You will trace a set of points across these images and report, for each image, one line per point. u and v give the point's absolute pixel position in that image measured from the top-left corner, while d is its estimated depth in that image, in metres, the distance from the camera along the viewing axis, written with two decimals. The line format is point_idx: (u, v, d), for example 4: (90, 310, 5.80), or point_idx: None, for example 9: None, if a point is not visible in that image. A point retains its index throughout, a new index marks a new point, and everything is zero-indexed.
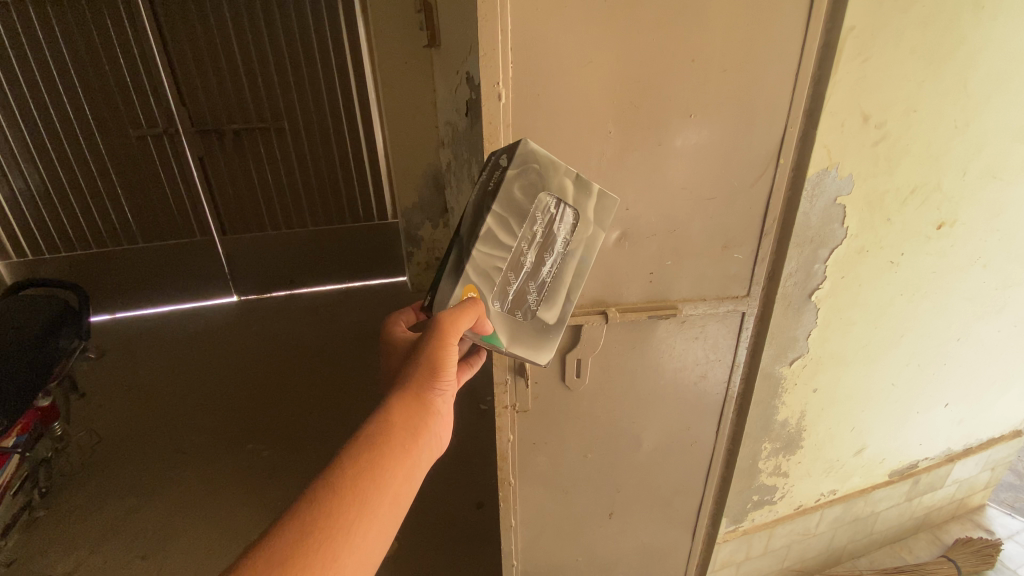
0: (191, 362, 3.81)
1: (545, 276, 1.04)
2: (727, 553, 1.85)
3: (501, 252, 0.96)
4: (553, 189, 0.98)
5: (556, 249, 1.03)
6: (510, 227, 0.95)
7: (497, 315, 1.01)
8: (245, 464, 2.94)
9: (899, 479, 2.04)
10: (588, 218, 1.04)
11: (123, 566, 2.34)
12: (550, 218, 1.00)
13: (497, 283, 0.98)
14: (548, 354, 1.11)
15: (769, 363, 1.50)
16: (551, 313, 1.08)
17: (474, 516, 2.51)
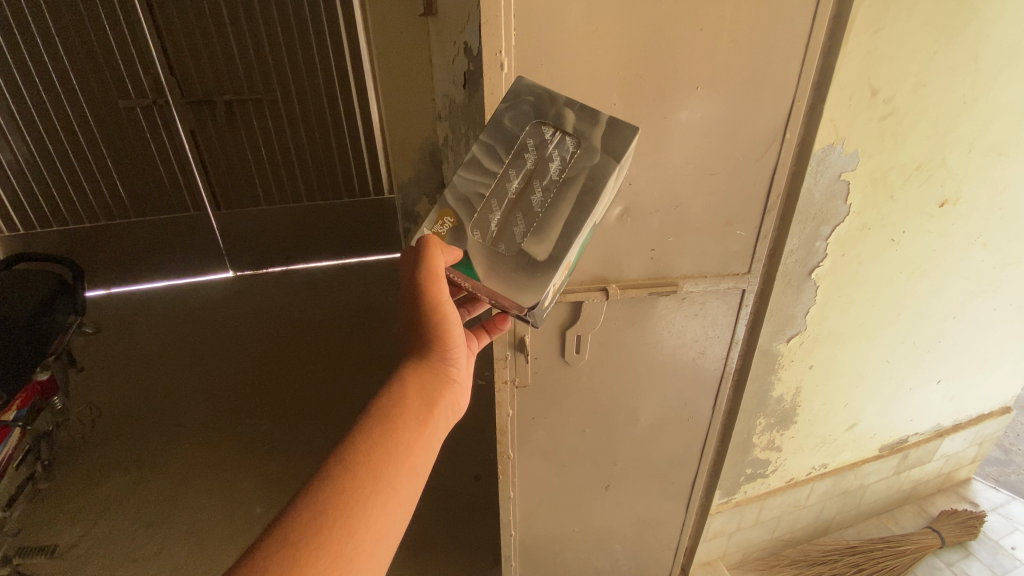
0: (188, 336, 3.81)
1: (536, 207, 0.92)
2: (719, 524, 1.88)
3: (479, 180, 0.93)
4: (552, 114, 0.91)
5: (551, 179, 0.91)
6: (490, 153, 0.93)
7: (474, 246, 0.94)
8: (245, 436, 3.00)
9: (889, 453, 2.09)
10: (595, 143, 0.90)
11: (130, 535, 2.46)
12: (543, 143, 0.91)
13: (479, 215, 0.94)
14: (532, 296, 0.92)
15: (768, 339, 1.50)
16: (540, 249, 0.92)
17: (473, 487, 2.58)
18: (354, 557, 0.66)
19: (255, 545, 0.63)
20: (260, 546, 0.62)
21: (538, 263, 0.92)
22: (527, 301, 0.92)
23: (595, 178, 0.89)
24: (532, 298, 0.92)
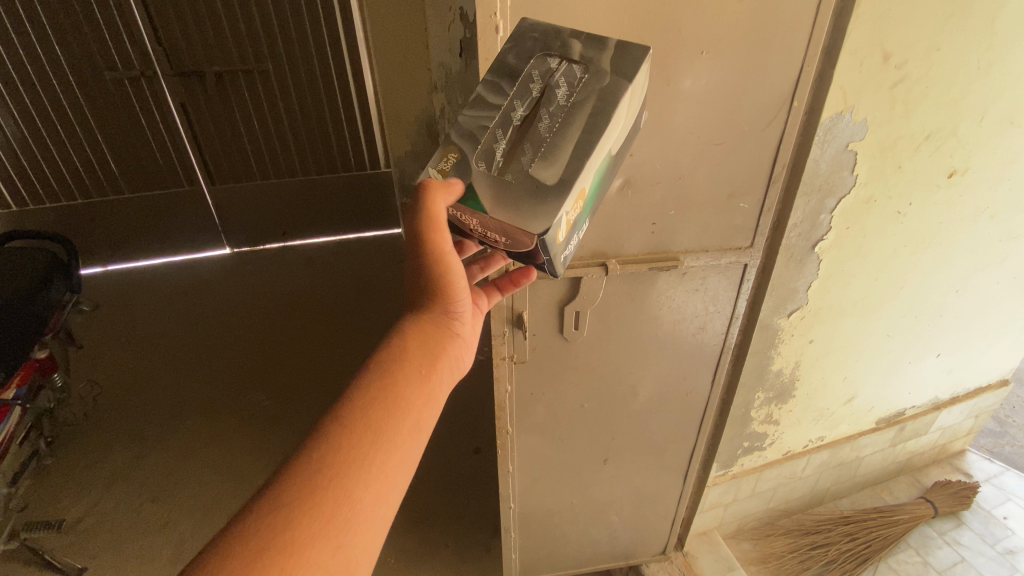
0: (186, 313, 3.81)
1: (542, 133, 0.85)
2: (716, 495, 1.91)
3: (484, 113, 0.88)
4: (555, 49, 0.88)
5: (559, 99, 0.85)
6: (495, 89, 0.89)
7: (480, 177, 0.85)
8: (246, 413, 3.05)
9: (886, 425, 2.10)
10: (603, 67, 0.85)
11: (136, 509, 2.56)
12: (549, 73, 0.87)
13: (483, 146, 0.87)
14: (543, 220, 0.80)
15: (768, 314, 1.49)
16: (548, 172, 0.83)
17: (473, 460, 2.63)
18: (352, 515, 0.67)
19: (252, 504, 0.64)
20: (257, 505, 0.64)
21: (547, 186, 0.82)
22: (537, 226, 0.80)
23: (606, 99, 0.84)
24: (543, 223, 0.80)
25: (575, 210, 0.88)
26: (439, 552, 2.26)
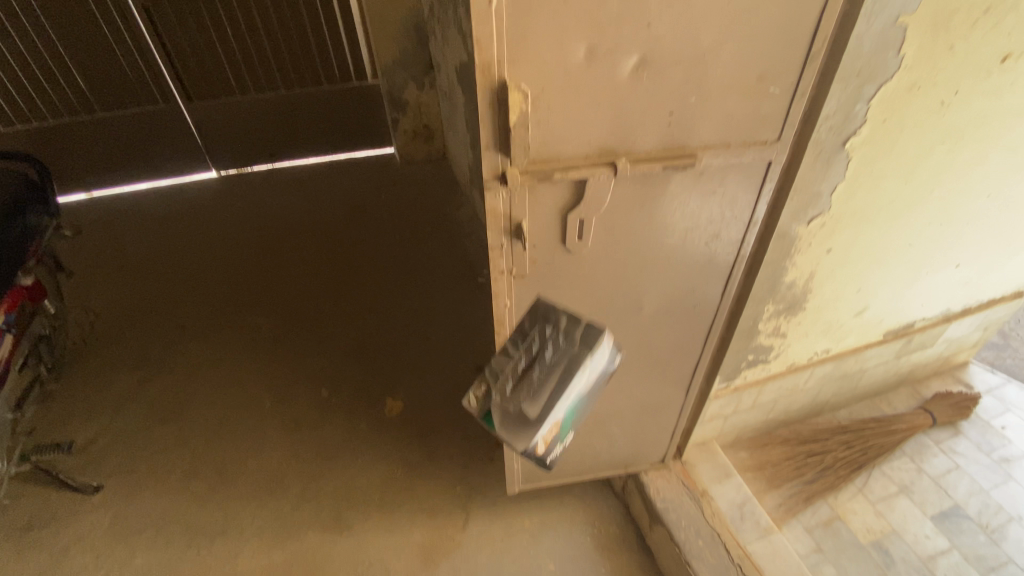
0: (177, 238, 3.71)
1: (532, 395, 1.15)
2: (716, 407, 1.91)
3: (499, 359, 1.20)
4: (549, 318, 1.21)
5: (542, 362, 1.17)
6: (506, 348, 1.21)
7: (494, 406, 1.16)
8: (248, 337, 3.06)
9: (893, 338, 2.07)
10: (575, 344, 1.16)
11: (147, 428, 2.63)
12: (543, 337, 1.20)
13: (493, 391, 1.18)
14: (523, 441, 1.14)
15: (787, 222, 1.38)
16: (531, 410, 1.14)
17: (473, 376, 2.74)
18: None
19: None
20: None
21: (529, 422, 1.14)
22: (521, 443, 1.14)
23: (571, 368, 1.14)
24: (525, 441, 1.14)
25: (554, 421, 1.15)
26: (444, 465, 2.35)
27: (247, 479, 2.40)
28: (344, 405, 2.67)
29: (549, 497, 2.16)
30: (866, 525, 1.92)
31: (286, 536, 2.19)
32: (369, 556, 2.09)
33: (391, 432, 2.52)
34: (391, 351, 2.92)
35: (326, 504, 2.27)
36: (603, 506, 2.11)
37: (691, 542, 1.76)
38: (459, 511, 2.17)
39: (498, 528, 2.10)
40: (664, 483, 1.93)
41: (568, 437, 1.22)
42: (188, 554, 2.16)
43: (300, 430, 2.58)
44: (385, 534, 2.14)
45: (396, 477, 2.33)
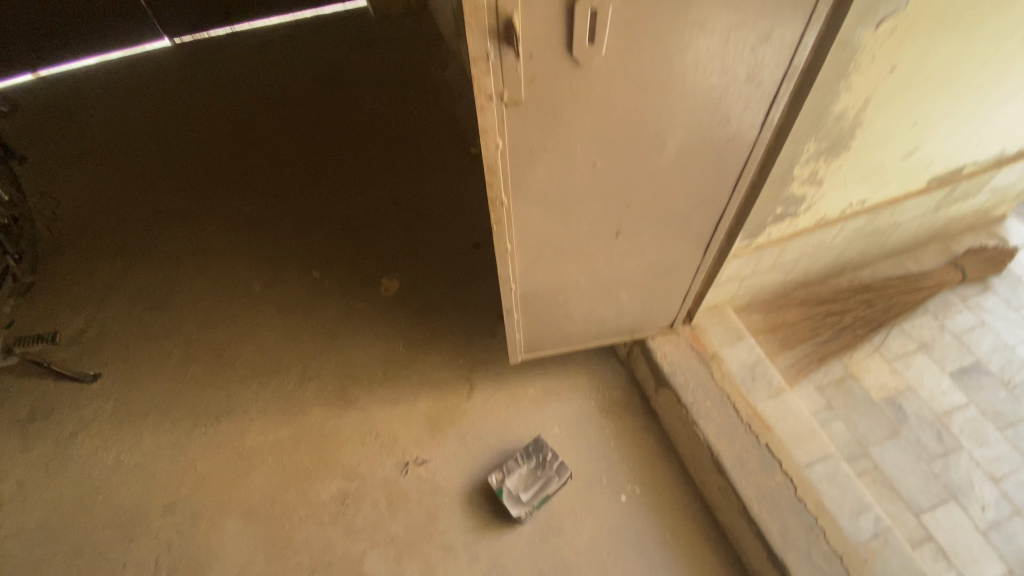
0: (134, 116, 3.32)
1: (526, 491, 1.75)
2: (734, 268, 1.76)
3: (510, 467, 1.79)
4: (544, 452, 1.81)
5: (535, 476, 1.78)
6: (514, 461, 1.80)
7: (502, 484, 1.76)
8: (229, 220, 2.85)
9: (936, 187, 1.85)
10: (557, 471, 1.79)
11: (136, 318, 2.53)
12: (538, 464, 1.80)
13: (504, 482, 1.77)
14: (518, 507, 1.74)
15: (854, 23, 1.06)
16: (524, 496, 1.75)
17: (472, 253, 2.55)
18: None
19: None
20: None
21: (520, 501, 1.74)
22: (517, 506, 1.74)
23: (553, 482, 1.78)
24: (518, 509, 1.74)
25: (538, 500, 1.76)
26: (445, 340, 2.26)
27: (246, 363, 2.34)
28: (336, 285, 2.53)
29: (553, 367, 2.10)
30: (880, 382, 1.88)
31: (292, 412, 2.14)
32: (374, 426, 2.07)
33: (386, 309, 2.40)
34: (381, 229, 2.72)
35: (328, 381, 2.20)
36: (608, 373, 2.06)
37: (700, 404, 1.71)
38: (462, 383, 2.13)
39: (501, 397, 2.07)
40: (673, 348, 1.83)
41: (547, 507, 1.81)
42: (195, 433, 2.15)
43: (293, 312, 2.47)
44: (388, 407, 2.11)
45: (397, 353, 2.26)
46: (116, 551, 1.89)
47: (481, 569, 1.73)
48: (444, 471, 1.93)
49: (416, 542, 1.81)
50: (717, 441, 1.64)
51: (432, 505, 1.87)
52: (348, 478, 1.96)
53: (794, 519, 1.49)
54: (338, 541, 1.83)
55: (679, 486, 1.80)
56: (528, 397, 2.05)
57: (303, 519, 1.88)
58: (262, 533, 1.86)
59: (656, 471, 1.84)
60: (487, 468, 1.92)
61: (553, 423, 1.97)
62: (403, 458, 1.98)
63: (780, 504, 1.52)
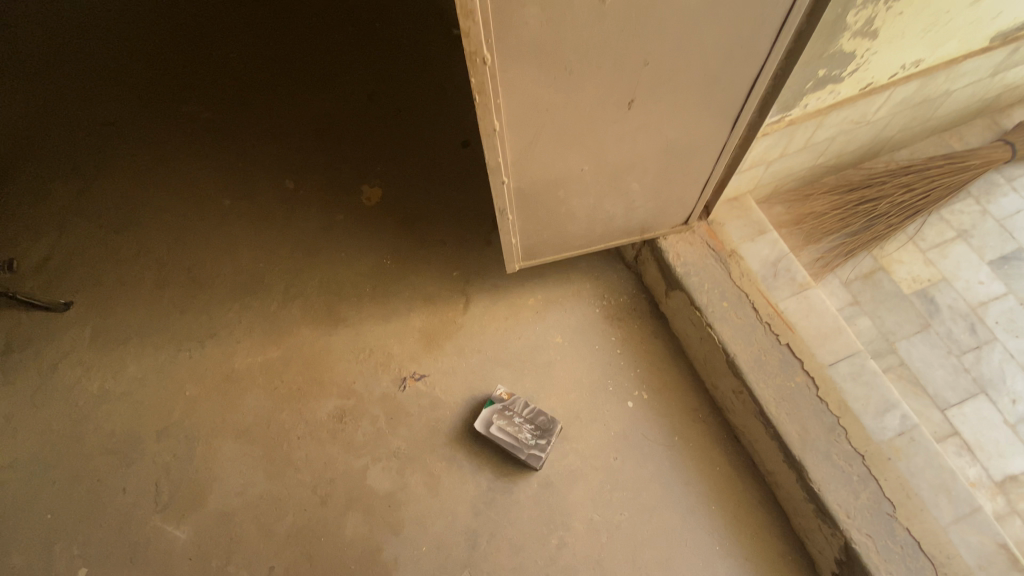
0: (64, 10, 2.86)
1: (503, 426, 1.63)
2: (760, 151, 1.52)
3: (523, 407, 1.68)
4: (548, 440, 1.63)
5: (523, 433, 1.63)
6: (531, 410, 1.67)
7: (498, 407, 1.67)
8: (188, 128, 2.53)
9: (1004, 42, 1.55)
10: (528, 453, 1.61)
11: (102, 241, 2.32)
12: (531, 431, 1.64)
13: (510, 405, 1.67)
14: (483, 425, 1.64)
15: None
16: (495, 427, 1.63)
17: (460, 154, 2.28)
18: None
19: None
20: None
21: (484, 423, 1.64)
22: (484, 419, 1.65)
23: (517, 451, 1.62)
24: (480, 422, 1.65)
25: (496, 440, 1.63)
26: (436, 249, 2.06)
27: (224, 283, 2.16)
28: (313, 196, 2.29)
29: (553, 274, 1.94)
30: (911, 276, 1.73)
31: (278, 332, 1.99)
32: (367, 343, 1.91)
33: (370, 219, 2.17)
34: (357, 130, 2.42)
35: (314, 299, 2.04)
36: (614, 278, 1.90)
37: (716, 305, 1.56)
38: (457, 294, 1.96)
39: (500, 307, 1.92)
40: (686, 247, 1.65)
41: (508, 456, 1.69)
42: (180, 358, 2.03)
43: (269, 228, 2.25)
44: (380, 322, 1.95)
45: (384, 267, 2.05)
46: (117, 476, 1.85)
47: (487, 479, 1.67)
48: (444, 384, 1.82)
49: (419, 455, 1.73)
50: (734, 344, 1.50)
51: (432, 419, 1.77)
52: (345, 396, 1.84)
53: (814, 420, 1.40)
54: (338, 457, 1.76)
55: (691, 390, 1.71)
56: (527, 307, 1.90)
57: (302, 438, 1.80)
58: (260, 453, 1.80)
59: (666, 377, 1.73)
60: (487, 380, 1.81)
61: (555, 333, 1.84)
62: (400, 374, 1.85)
63: (801, 406, 1.42)
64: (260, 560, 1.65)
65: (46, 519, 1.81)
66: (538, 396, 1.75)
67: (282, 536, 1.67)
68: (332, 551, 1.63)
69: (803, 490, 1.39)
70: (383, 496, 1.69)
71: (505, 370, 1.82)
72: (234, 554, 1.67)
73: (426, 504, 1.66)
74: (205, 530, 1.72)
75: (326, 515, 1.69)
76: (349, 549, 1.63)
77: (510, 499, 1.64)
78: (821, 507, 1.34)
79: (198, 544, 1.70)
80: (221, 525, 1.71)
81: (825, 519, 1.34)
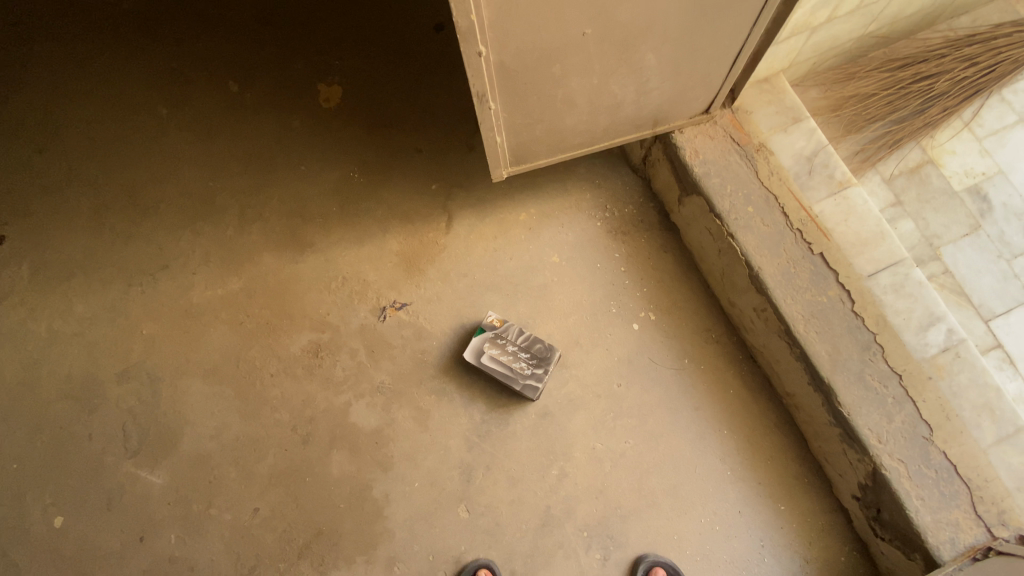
0: None
1: (496, 356, 1.47)
2: (806, 12, 1.21)
3: (517, 334, 1.50)
4: (545, 368, 1.47)
5: (518, 362, 1.47)
6: (525, 336, 1.50)
7: (489, 334, 1.50)
8: (108, 21, 2.10)
9: None
10: (526, 383, 1.45)
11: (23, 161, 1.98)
12: (527, 359, 1.48)
13: (502, 332, 1.50)
14: (474, 355, 1.48)
15: None
16: (487, 356, 1.47)
17: (432, 41, 1.91)
18: None
19: None
20: None
21: (476, 353, 1.48)
22: (475, 348, 1.48)
23: (514, 380, 1.46)
24: (470, 351, 1.48)
25: (490, 370, 1.47)
26: (410, 158, 1.76)
27: (171, 208, 1.88)
28: (263, 100, 1.94)
29: (548, 183, 1.67)
30: (963, 169, 1.50)
31: (238, 261, 1.75)
32: (338, 269, 1.69)
33: (332, 125, 1.85)
34: (309, 16, 2.01)
35: (274, 221, 1.78)
36: (617, 185, 1.65)
37: (739, 211, 1.33)
38: (438, 209, 1.70)
39: (487, 223, 1.67)
40: (706, 142, 1.38)
41: (502, 388, 1.54)
42: (132, 294, 1.80)
43: (217, 140, 1.93)
44: (353, 245, 1.70)
45: (352, 182, 1.77)
46: (82, 423, 1.70)
47: (480, 411, 1.53)
48: (428, 312, 1.62)
49: (405, 389, 1.57)
50: (759, 255, 1.29)
51: (417, 351, 1.59)
52: (319, 329, 1.64)
53: (848, 339, 1.23)
54: (316, 394, 1.59)
55: (704, 309, 1.53)
56: (519, 222, 1.66)
57: (275, 375, 1.63)
58: (231, 393, 1.64)
59: (676, 295, 1.55)
60: (476, 305, 1.61)
61: (551, 251, 1.62)
62: (379, 303, 1.64)
63: (833, 323, 1.24)
64: (243, 503, 1.55)
65: (11, 469, 1.68)
66: (533, 322, 1.57)
67: (264, 478, 1.55)
68: (318, 490, 1.52)
69: (828, 414, 1.25)
70: (369, 433, 1.54)
71: (495, 294, 1.61)
72: (216, 497, 1.57)
73: (416, 439, 1.52)
74: (182, 474, 1.60)
75: (308, 454, 1.55)
76: (335, 487, 1.52)
77: (505, 431, 1.50)
78: (848, 431, 1.21)
79: (176, 489, 1.60)
80: (198, 468, 1.60)
81: (852, 444, 1.21)
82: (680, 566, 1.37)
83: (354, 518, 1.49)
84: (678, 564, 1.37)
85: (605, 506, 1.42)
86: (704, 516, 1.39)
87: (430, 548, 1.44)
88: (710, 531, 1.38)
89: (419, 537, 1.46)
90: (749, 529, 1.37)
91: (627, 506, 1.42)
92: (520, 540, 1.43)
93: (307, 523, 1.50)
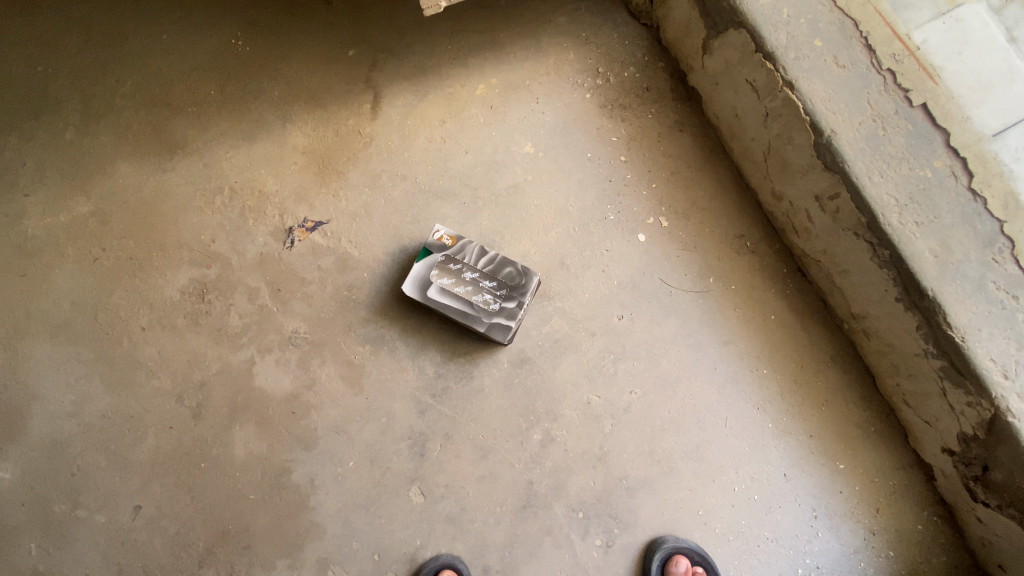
0: None
1: (450, 288, 1.03)
2: None
3: (478, 257, 1.06)
4: (518, 300, 1.04)
5: (480, 294, 1.04)
6: (489, 259, 1.06)
7: (439, 261, 1.05)
8: None
9: None
10: (493, 321, 1.03)
11: None
12: (491, 290, 1.04)
13: (456, 256, 1.05)
14: (420, 291, 1.04)
15: None
16: (437, 291, 1.03)
17: None
18: None
19: None
20: None
21: (422, 288, 1.04)
22: (420, 280, 1.05)
23: (477, 320, 1.03)
24: (413, 285, 1.04)
25: (443, 308, 1.03)
26: (317, 15, 1.24)
27: None
28: None
29: (513, 43, 1.19)
30: None
31: (85, 173, 1.25)
32: (225, 178, 1.20)
33: None
34: None
35: (132, 114, 1.25)
36: (612, 41, 1.17)
37: (801, 47, 0.87)
38: (360, 87, 1.20)
39: (431, 104, 1.19)
40: None
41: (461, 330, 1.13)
42: None
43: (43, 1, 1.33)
44: (244, 143, 1.21)
45: (237, 54, 1.25)
46: None
47: (432, 362, 1.12)
48: (353, 233, 1.17)
49: (328, 338, 1.14)
50: (831, 113, 0.86)
51: (342, 288, 1.15)
52: (202, 262, 1.18)
53: (961, 232, 0.83)
54: (206, 350, 1.16)
55: (733, 208, 1.11)
56: (475, 99, 1.18)
57: (149, 328, 1.18)
58: (91, 356, 1.18)
59: (695, 191, 1.12)
60: (420, 218, 1.16)
61: (521, 138, 1.16)
62: (283, 224, 1.18)
63: (942, 210, 0.83)
64: (120, 500, 1.14)
65: None
66: (499, 239, 1.13)
67: (146, 466, 1.14)
68: (218, 478, 1.12)
69: (926, 343, 0.87)
70: (282, 400, 1.13)
71: (446, 202, 1.16)
72: (80, 496, 1.14)
73: (346, 405, 1.11)
74: (34, 464, 1.16)
75: (203, 431, 1.14)
76: (242, 474, 1.12)
77: (468, 387, 1.10)
78: (958, 365, 0.84)
79: (32, 485, 1.15)
80: (56, 458, 1.16)
81: (961, 383, 0.85)
82: (708, 551, 1.02)
83: (271, 513, 1.10)
84: (705, 548, 1.03)
85: (606, 478, 1.06)
86: (738, 483, 1.04)
87: (376, 545, 1.07)
88: (746, 503, 1.03)
89: (359, 532, 1.08)
90: (798, 497, 1.03)
91: (635, 477, 1.06)
92: (494, 529, 1.06)
93: (207, 521, 1.11)
